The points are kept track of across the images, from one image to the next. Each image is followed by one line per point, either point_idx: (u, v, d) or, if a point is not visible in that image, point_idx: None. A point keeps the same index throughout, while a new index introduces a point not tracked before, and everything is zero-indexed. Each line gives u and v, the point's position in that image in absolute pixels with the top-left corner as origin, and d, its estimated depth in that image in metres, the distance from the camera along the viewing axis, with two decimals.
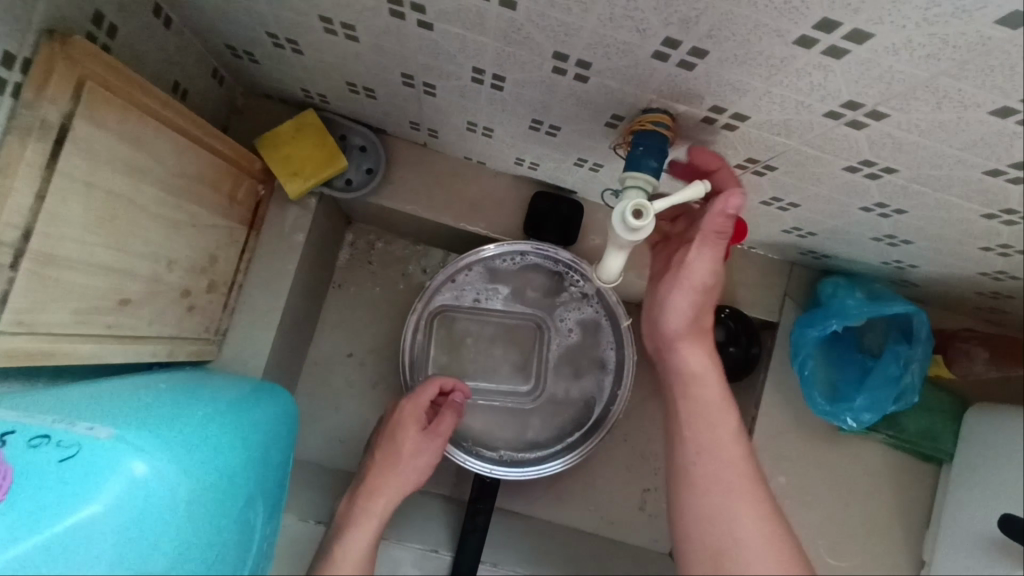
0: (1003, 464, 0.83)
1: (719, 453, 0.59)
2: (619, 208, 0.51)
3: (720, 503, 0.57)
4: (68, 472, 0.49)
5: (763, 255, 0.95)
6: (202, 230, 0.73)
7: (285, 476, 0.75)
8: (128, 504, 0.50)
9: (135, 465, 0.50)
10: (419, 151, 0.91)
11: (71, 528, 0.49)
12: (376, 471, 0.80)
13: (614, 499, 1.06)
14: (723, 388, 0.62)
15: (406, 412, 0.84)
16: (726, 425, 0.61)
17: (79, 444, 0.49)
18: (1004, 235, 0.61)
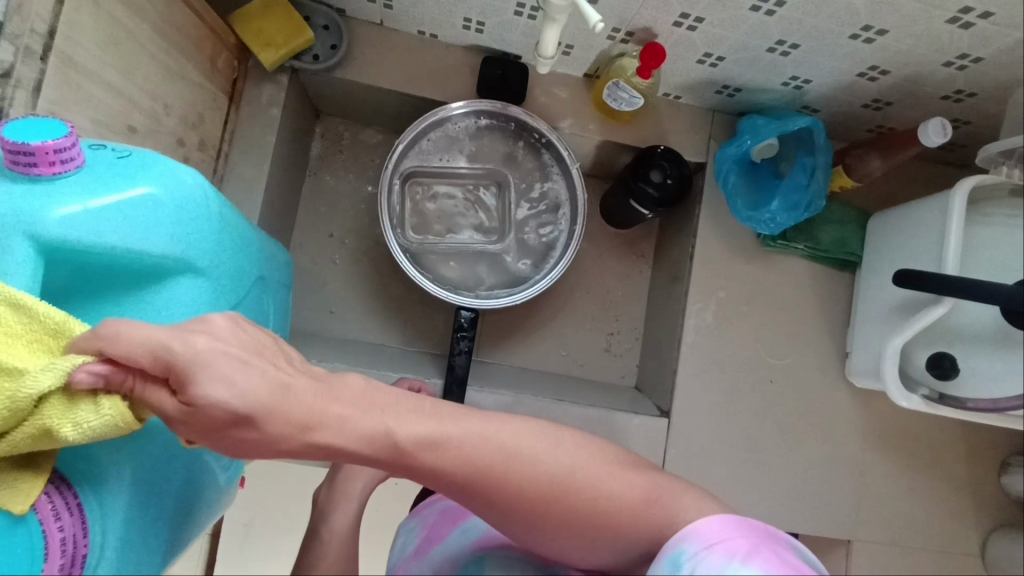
0: (901, 247, 0.98)
1: (451, 457, 0.53)
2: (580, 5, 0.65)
3: (508, 486, 0.54)
4: (126, 166, 0.54)
5: (688, 104, 1.09)
6: (190, 85, 0.82)
7: (281, 310, 0.82)
8: (180, 199, 0.55)
9: (183, 171, 0.57)
10: (377, 30, 1.01)
11: (132, 205, 0.52)
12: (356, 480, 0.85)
13: (582, 344, 1.20)
14: (423, 408, 0.53)
15: None
16: (454, 420, 0.54)
17: (132, 152, 0.55)
18: (861, 11, 0.76)
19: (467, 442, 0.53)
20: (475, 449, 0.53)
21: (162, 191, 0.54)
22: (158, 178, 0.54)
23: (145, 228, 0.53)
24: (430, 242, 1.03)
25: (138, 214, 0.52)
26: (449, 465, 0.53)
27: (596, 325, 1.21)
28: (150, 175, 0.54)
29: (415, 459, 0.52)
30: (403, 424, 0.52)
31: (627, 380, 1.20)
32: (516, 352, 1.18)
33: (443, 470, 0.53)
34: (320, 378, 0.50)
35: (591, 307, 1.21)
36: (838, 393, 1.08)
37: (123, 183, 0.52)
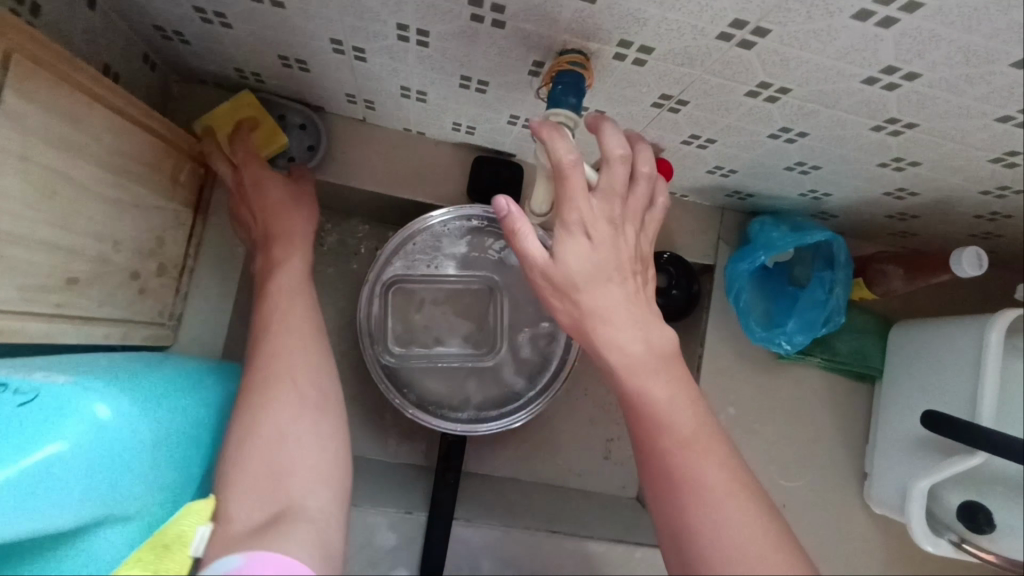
0: (926, 371, 0.90)
1: (671, 426, 0.51)
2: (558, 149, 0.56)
3: (687, 505, 0.48)
4: (35, 414, 0.53)
5: (695, 202, 1.01)
6: (146, 211, 0.74)
7: None
8: (93, 444, 0.55)
9: (97, 408, 0.55)
10: (359, 126, 0.93)
11: (40, 466, 0.52)
12: (276, 326, 0.68)
13: (580, 449, 1.12)
14: (696, 405, 0.53)
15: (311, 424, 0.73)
16: (685, 418, 0.51)
17: (37, 390, 0.53)
18: (894, 147, 0.68)
19: (704, 440, 0.51)
20: (688, 455, 0.49)
21: (71, 447, 0.53)
22: (67, 432, 0.53)
23: (48, 494, 0.53)
24: (415, 357, 0.95)
25: (39, 484, 0.52)
26: (669, 427, 0.51)
27: (593, 430, 1.12)
28: (61, 427, 0.53)
29: (646, 400, 0.52)
30: (663, 392, 0.53)
31: (627, 490, 1.12)
32: (508, 459, 1.10)
33: (652, 431, 0.51)
34: (647, 312, 0.56)
35: (588, 410, 1.13)
36: (854, 517, 1.00)
37: (32, 446, 0.52)
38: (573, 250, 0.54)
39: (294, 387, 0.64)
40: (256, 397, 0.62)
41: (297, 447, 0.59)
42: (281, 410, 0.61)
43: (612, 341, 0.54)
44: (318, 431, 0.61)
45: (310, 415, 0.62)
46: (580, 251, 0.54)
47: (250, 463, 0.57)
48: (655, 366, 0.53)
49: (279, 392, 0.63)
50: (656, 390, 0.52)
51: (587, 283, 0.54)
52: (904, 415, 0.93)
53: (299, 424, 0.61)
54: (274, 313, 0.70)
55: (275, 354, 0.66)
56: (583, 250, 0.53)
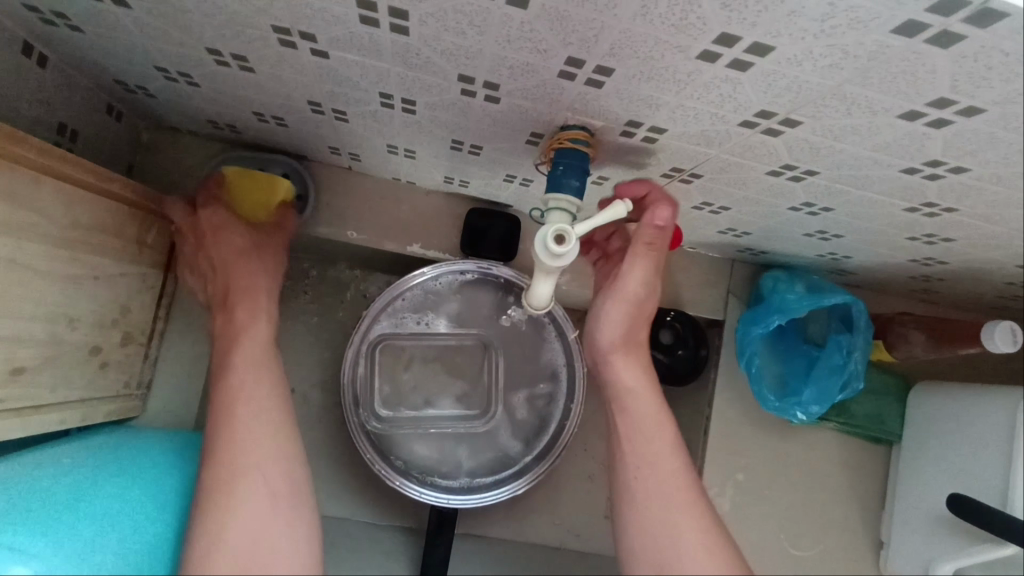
0: (949, 444, 0.84)
1: (662, 470, 0.63)
2: (541, 231, 0.48)
3: (659, 511, 0.61)
4: None
5: (704, 254, 0.94)
6: (107, 281, 0.68)
7: None
8: None
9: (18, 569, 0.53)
10: (345, 175, 0.87)
11: None
12: (236, 381, 0.64)
13: (578, 509, 1.06)
14: (675, 436, 0.66)
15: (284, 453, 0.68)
16: (662, 441, 0.65)
17: None
18: (928, 225, 0.62)
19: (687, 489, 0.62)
20: (661, 478, 0.62)
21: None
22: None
23: None
24: (403, 421, 0.89)
25: None
26: (659, 473, 0.63)
27: (594, 488, 1.07)
28: None
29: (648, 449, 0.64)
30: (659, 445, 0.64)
31: None
32: (502, 521, 1.04)
33: (630, 451, 0.65)
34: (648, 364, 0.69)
35: (588, 466, 1.07)
36: None
37: None
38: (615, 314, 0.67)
39: (279, 442, 0.61)
40: (226, 434, 0.61)
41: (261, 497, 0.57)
42: (250, 468, 0.58)
43: (630, 396, 0.67)
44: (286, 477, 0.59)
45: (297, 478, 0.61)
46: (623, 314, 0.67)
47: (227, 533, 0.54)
48: (636, 362, 0.68)
49: (267, 449, 0.60)
50: (629, 377, 0.67)
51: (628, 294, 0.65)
52: (924, 488, 0.87)
53: (269, 474, 0.59)
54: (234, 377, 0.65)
55: (249, 403, 0.62)
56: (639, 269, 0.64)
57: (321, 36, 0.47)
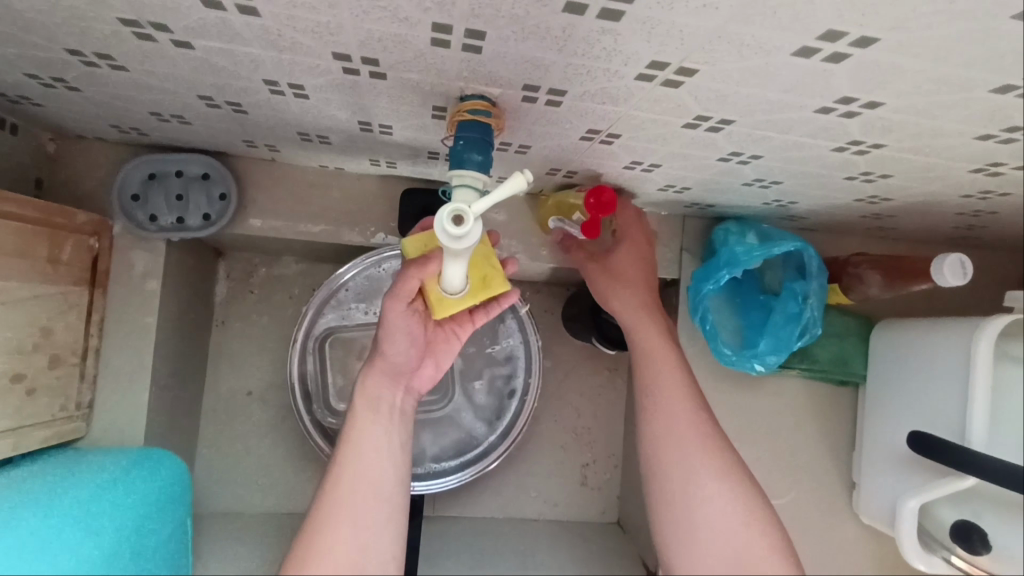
0: (913, 381, 0.83)
1: (686, 429, 0.67)
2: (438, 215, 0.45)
3: (686, 466, 0.65)
4: None
5: (654, 213, 0.92)
6: (20, 306, 0.64)
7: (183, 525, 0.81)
8: None
9: None
10: (270, 168, 0.83)
11: None
12: (351, 433, 0.62)
13: (554, 479, 1.06)
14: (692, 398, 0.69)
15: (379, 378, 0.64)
16: (683, 400, 0.69)
17: None
18: (861, 163, 0.59)
19: (720, 472, 0.64)
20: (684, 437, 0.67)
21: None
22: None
23: None
24: None
25: None
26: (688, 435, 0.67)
27: (566, 456, 1.06)
28: None
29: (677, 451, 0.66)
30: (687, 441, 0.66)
31: (608, 515, 1.06)
32: (479, 499, 1.04)
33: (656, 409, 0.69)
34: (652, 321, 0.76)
35: (559, 436, 1.06)
36: (844, 528, 0.95)
37: None
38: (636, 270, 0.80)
39: (382, 503, 0.59)
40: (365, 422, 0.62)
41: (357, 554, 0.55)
42: (342, 513, 0.57)
43: (659, 392, 0.70)
44: (388, 544, 0.57)
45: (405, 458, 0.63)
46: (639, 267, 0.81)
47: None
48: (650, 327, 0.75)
49: (366, 515, 0.57)
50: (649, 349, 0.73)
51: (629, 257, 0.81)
52: (889, 426, 0.87)
53: (366, 532, 0.56)
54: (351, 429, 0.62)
55: (367, 463, 0.60)
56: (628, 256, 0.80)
57: (174, 25, 0.43)
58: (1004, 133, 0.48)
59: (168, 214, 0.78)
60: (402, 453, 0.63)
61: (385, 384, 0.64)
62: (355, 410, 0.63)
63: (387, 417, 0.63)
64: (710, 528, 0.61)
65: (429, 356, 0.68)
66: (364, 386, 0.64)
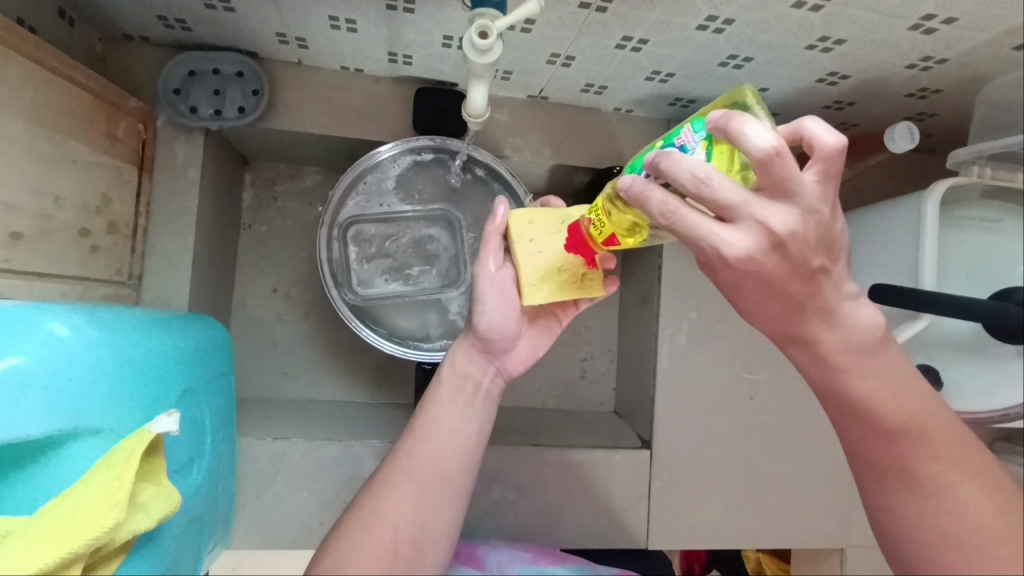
0: (876, 253, 0.93)
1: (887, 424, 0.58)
2: (466, 37, 0.55)
3: (902, 465, 0.58)
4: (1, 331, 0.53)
5: (642, 116, 1.02)
6: (86, 169, 0.73)
7: (233, 394, 0.83)
8: (56, 360, 0.55)
9: (57, 327, 0.56)
10: (297, 70, 0.92)
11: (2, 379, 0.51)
12: (434, 410, 0.68)
13: (556, 373, 1.15)
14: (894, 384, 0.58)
15: (458, 363, 0.72)
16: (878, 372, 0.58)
17: (27, 324, 0.54)
18: (816, 24, 0.69)
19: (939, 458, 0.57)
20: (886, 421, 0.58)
21: (33, 362, 0.53)
22: (25, 347, 0.53)
23: (24, 402, 0.52)
24: (383, 296, 0.96)
25: (10, 391, 0.51)
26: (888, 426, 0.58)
27: (567, 352, 1.16)
28: (25, 342, 0.53)
29: (913, 442, 0.57)
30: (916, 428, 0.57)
31: (606, 405, 1.16)
32: None
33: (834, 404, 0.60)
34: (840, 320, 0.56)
35: (561, 333, 1.16)
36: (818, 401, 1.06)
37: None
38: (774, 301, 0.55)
39: (445, 486, 0.65)
40: (440, 403, 0.69)
41: (412, 522, 0.62)
42: (407, 485, 0.63)
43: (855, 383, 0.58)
44: (437, 525, 0.63)
45: (472, 445, 0.68)
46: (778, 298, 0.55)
47: (366, 538, 0.60)
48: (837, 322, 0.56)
49: (419, 484, 0.64)
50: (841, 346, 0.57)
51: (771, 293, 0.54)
52: None
53: (426, 508, 0.63)
54: (433, 405, 0.69)
55: (433, 440, 0.66)
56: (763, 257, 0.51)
57: None
58: None
59: (207, 106, 0.87)
60: (475, 437, 0.69)
61: (472, 362, 0.72)
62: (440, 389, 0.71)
63: (466, 400, 0.70)
64: (959, 526, 0.55)
65: (522, 340, 0.74)
66: (454, 361, 0.72)
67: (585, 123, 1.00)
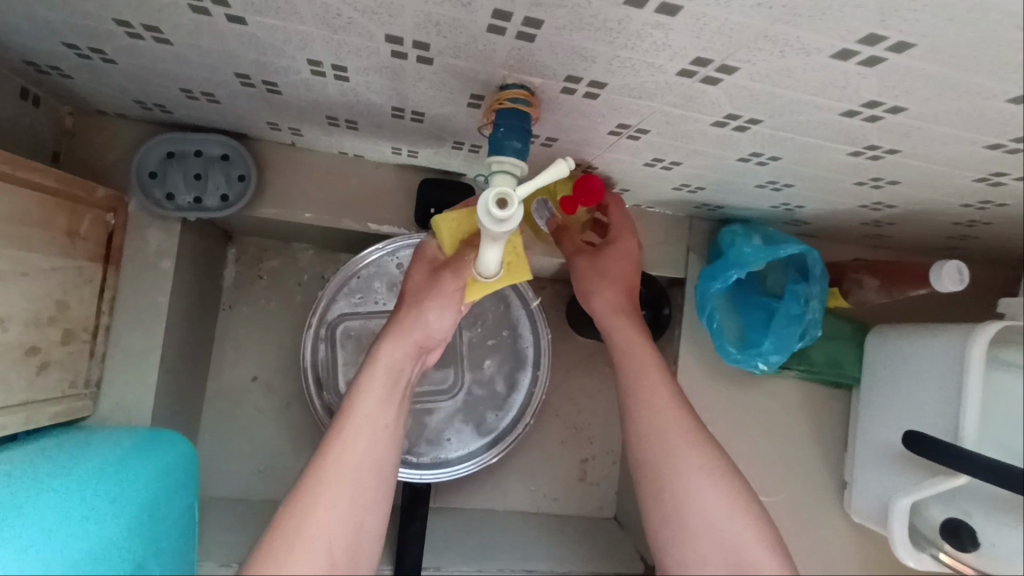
0: (908, 386, 0.86)
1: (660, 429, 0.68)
2: (483, 197, 0.47)
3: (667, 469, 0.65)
4: None
5: (662, 213, 0.94)
6: (39, 278, 0.64)
7: (197, 530, 0.77)
8: None
9: None
10: (290, 152, 0.83)
11: None
12: (358, 402, 0.63)
13: (553, 474, 1.07)
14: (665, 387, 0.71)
15: (387, 351, 0.67)
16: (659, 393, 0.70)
17: None
18: (872, 169, 0.62)
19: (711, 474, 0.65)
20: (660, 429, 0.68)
21: None
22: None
23: None
24: None
25: None
26: (657, 417, 0.69)
27: (566, 451, 1.08)
28: None
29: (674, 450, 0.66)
30: (686, 441, 0.67)
31: (604, 510, 1.08)
32: (476, 492, 1.04)
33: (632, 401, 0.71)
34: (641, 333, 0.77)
35: (560, 430, 1.08)
36: (835, 530, 0.98)
37: None
38: (613, 269, 0.79)
39: (379, 480, 0.60)
40: (364, 392, 0.64)
41: (343, 528, 0.56)
42: (336, 487, 0.57)
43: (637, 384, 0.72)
44: (375, 525, 0.59)
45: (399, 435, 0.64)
46: (618, 269, 0.79)
47: (299, 549, 0.53)
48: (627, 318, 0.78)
49: (356, 484, 0.58)
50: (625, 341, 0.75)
51: (597, 272, 0.79)
52: (881, 426, 0.90)
53: (360, 512, 0.58)
54: (357, 400, 0.63)
55: (362, 431, 0.61)
56: (618, 250, 0.80)
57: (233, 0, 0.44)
58: (1014, 142, 0.52)
59: (186, 193, 0.78)
60: (399, 432, 0.65)
61: (401, 355, 0.67)
62: (364, 378, 0.65)
63: (397, 394, 0.66)
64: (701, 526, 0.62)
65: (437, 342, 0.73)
66: (382, 355, 0.66)
67: None
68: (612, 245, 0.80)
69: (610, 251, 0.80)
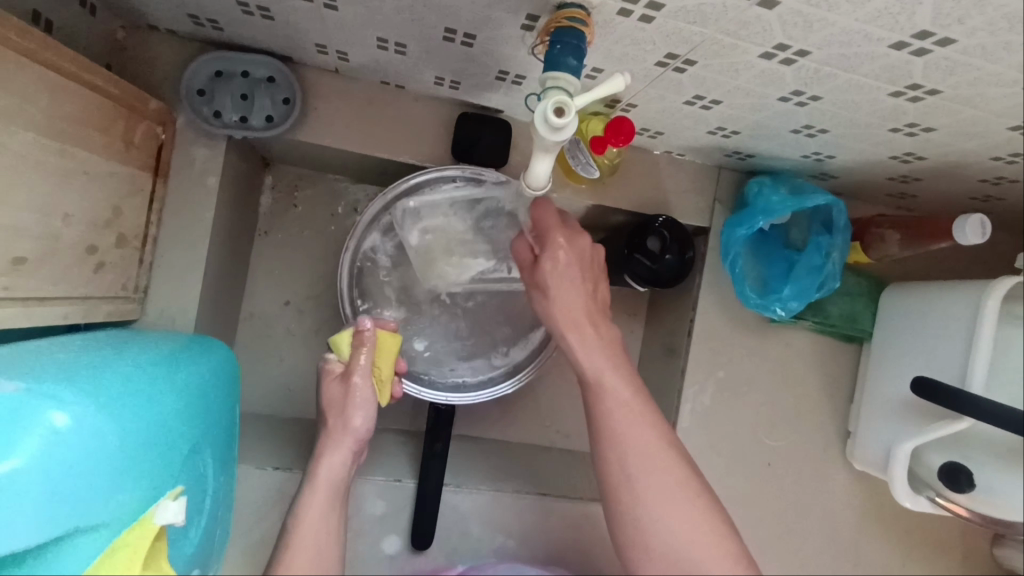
0: (919, 338, 0.89)
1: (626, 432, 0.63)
2: (540, 107, 0.50)
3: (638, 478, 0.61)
4: None
5: (692, 161, 0.96)
6: (98, 180, 0.67)
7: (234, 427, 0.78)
8: (51, 455, 0.49)
9: (54, 415, 0.49)
10: (332, 79, 0.85)
11: None
12: (301, 517, 0.66)
13: (568, 412, 1.11)
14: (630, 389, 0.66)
15: (321, 467, 0.70)
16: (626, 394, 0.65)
17: None
18: (910, 113, 0.63)
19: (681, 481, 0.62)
20: (632, 433, 0.63)
21: (29, 461, 0.48)
22: (25, 446, 0.48)
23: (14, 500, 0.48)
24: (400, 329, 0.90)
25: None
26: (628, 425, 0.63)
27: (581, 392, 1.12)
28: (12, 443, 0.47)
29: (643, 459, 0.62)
30: (656, 454, 0.62)
31: None
32: (493, 425, 1.09)
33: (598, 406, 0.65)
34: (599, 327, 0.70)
35: None
36: (836, 475, 1.03)
37: None
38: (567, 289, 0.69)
39: None
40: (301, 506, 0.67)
41: None
42: None
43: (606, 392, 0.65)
44: None
45: (336, 547, 0.65)
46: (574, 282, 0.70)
47: None
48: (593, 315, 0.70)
49: None
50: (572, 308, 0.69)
51: (563, 265, 0.69)
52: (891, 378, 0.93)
53: None
54: (300, 513, 0.66)
55: (306, 547, 0.63)
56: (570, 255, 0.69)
57: None
58: None
59: (233, 112, 0.80)
60: (343, 547, 0.67)
61: (340, 462, 0.71)
62: (301, 501, 0.68)
63: (337, 505, 0.68)
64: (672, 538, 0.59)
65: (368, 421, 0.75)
66: (323, 467, 0.70)
67: (634, 164, 0.94)
68: (570, 243, 0.70)
69: (575, 248, 0.70)
